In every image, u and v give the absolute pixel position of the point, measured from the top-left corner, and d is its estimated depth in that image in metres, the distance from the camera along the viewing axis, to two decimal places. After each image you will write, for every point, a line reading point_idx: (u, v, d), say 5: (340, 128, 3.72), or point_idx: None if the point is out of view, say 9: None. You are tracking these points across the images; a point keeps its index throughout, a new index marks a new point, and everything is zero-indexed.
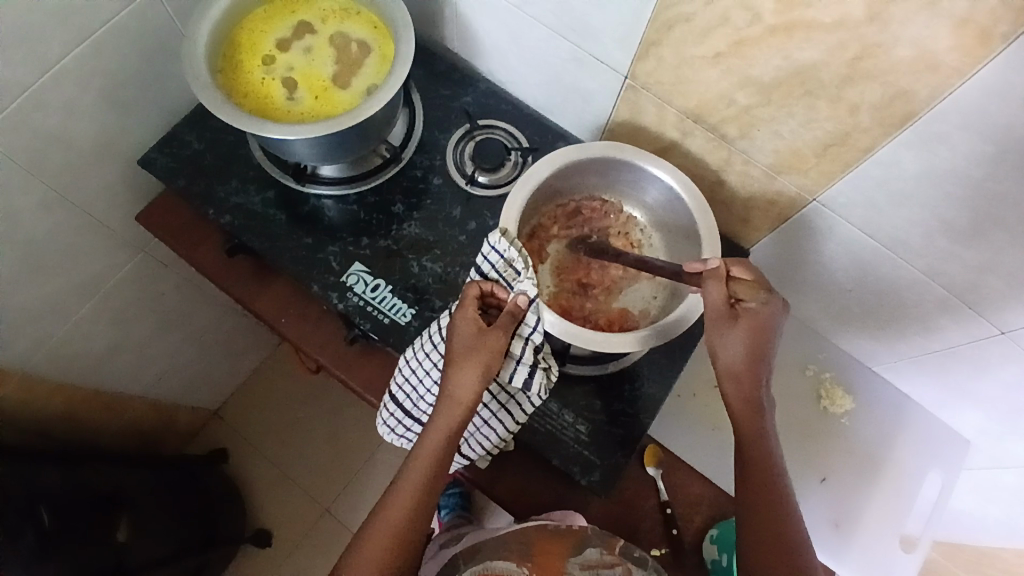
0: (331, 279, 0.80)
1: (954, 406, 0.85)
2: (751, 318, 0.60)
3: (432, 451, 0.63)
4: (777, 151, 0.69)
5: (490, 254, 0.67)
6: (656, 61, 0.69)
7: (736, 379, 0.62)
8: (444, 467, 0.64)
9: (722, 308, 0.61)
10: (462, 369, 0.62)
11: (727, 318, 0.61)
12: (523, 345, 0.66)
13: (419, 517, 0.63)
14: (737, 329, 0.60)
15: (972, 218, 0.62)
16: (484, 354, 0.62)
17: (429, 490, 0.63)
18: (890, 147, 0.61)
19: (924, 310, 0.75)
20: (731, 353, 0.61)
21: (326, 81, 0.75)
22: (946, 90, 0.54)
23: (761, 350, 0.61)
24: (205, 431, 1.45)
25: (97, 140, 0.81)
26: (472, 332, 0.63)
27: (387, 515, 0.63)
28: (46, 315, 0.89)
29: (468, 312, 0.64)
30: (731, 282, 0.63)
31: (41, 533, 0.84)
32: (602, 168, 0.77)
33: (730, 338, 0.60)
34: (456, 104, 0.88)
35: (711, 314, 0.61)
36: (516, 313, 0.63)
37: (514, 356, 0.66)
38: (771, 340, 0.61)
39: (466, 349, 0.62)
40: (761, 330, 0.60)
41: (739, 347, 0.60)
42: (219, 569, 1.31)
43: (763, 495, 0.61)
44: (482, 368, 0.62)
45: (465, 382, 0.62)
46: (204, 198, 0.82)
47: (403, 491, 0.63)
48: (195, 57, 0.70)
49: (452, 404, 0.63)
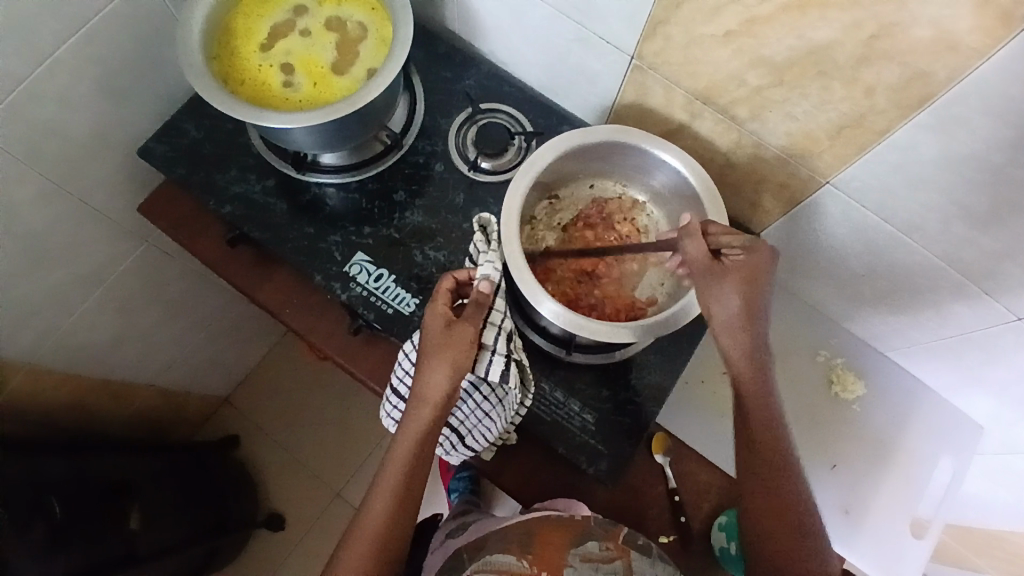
0: (333, 269, 0.79)
1: (969, 392, 0.84)
2: (742, 268, 0.61)
3: (404, 452, 0.63)
4: (789, 133, 0.67)
5: (474, 243, 0.67)
6: (664, 41, 0.66)
7: (734, 339, 0.62)
8: (418, 466, 0.64)
9: (711, 264, 0.63)
10: (431, 367, 0.61)
11: (717, 273, 0.62)
12: (496, 334, 0.65)
13: (398, 521, 0.63)
14: (729, 284, 0.61)
15: (991, 203, 0.60)
16: (453, 350, 0.61)
17: (404, 493, 0.63)
18: (906, 130, 0.59)
19: (940, 296, 0.73)
20: (726, 309, 0.62)
21: (324, 67, 0.73)
22: (966, 71, 0.51)
23: (754, 304, 0.62)
24: (215, 417, 1.46)
25: (96, 130, 0.79)
26: (441, 327, 0.62)
27: (367, 521, 0.63)
28: (52, 307, 0.89)
29: (437, 307, 0.63)
30: (717, 237, 0.65)
31: (51, 524, 0.85)
32: (608, 153, 0.75)
33: (725, 295, 0.61)
34: (458, 88, 0.86)
35: (703, 271, 0.63)
36: (482, 301, 0.62)
37: (487, 347, 0.65)
38: (763, 294, 0.61)
39: (436, 344, 0.61)
40: (755, 283, 0.61)
41: (734, 302, 0.61)
42: (233, 552, 1.33)
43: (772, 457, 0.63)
44: (452, 365, 0.61)
45: (436, 380, 0.61)
46: (204, 187, 0.81)
47: (381, 495, 0.63)
48: (190, 44, 0.68)
49: (423, 403, 0.62)
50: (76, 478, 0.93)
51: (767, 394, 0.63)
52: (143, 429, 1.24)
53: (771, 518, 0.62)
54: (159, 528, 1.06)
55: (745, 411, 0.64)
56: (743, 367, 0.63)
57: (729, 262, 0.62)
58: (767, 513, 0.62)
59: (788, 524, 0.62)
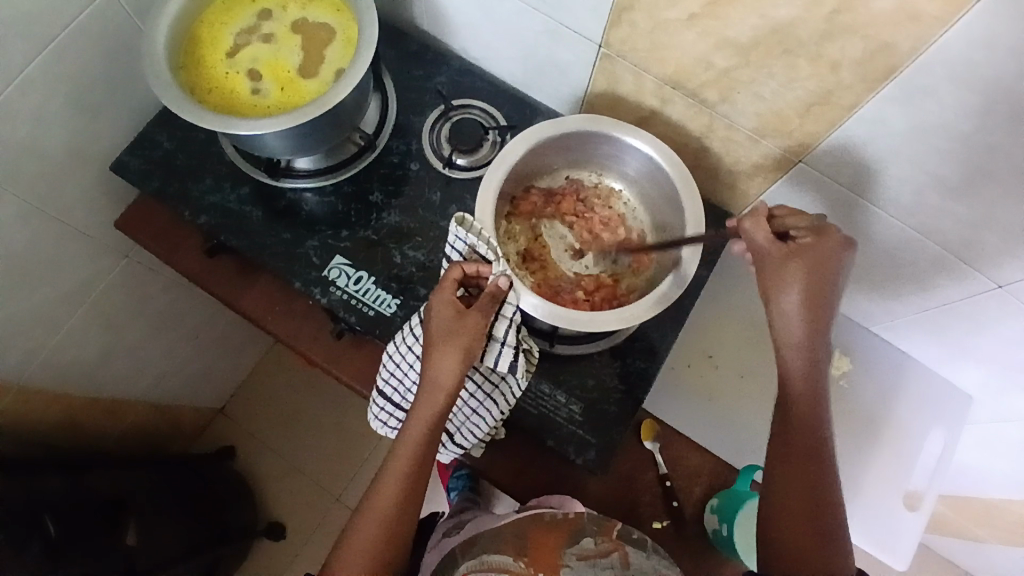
0: (313, 274, 0.79)
1: (955, 363, 0.84)
2: (810, 255, 0.59)
3: (414, 440, 0.63)
4: (760, 114, 0.67)
5: (457, 237, 0.65)
6: (630, 28, 0.66)
7: (790, 330, 0.60)
8: (428, 451, 0.64)
9: (774, 246, 0.60)
10: (442, 354, 0.61)
11: (780, 256, 0.60)
12: (507, 326, 0.64)
13: (408, 507, 0.63)
14: (795, 266, 0.59)
15: (963, 171, 0.60)
16: (465, 337, 0.61)
17: (415, 481, 0.63)
18: (874, 104, 0.58)
19: (920, 268, 0.73)
20: (788, 296, 0.60)
21: (291, 71, 0.73)
22: (928, 41, 0.51)
23: (819, 295, 0.59)
24: (211, 429, 1.46)
25: (66, 148, 0.79)
26: (451, 315, 0.62)
27: (376, 505, 0.63)
28: (35, 327, 0.88)
29: (446, 294, 0.63)
30: (781, 220, 0.62)
31: (48, 544, 0.85)
32: (581, 143, 0.75)
33: (788, 279, 0.59)
34: (429, 85, 0.86)
35: (763, 253, 0.61)
36: (497, 295, 0.63)
37: (497, 338, 0.65)
38: (831, 277, 0.59)
39: (448, 331, 0.61)
40: (823, 269, 0.59)
41: (796, 290, 0.59)
42: (237, 562, 1.33)
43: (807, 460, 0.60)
44: (463, 351, 0.61)
45: (447, 367, 0.61)
46: (179, 199, 0.81)
47: (390, 480, 0.63)
48: (154, 55, 0.67)
49: (434, 389, 0.62)
50: (71, 496, 0.93)
51: (819, 396, 0.61)
52: (138, 445, 1.24)
53: (800, 522, 0.59)
54: (159, 542, 1.06)
55: (793, 410, 0.61)
56: (800, 363, 0.60)
57: (795, 245, 0.60)
58: (790, 513, 0.59)
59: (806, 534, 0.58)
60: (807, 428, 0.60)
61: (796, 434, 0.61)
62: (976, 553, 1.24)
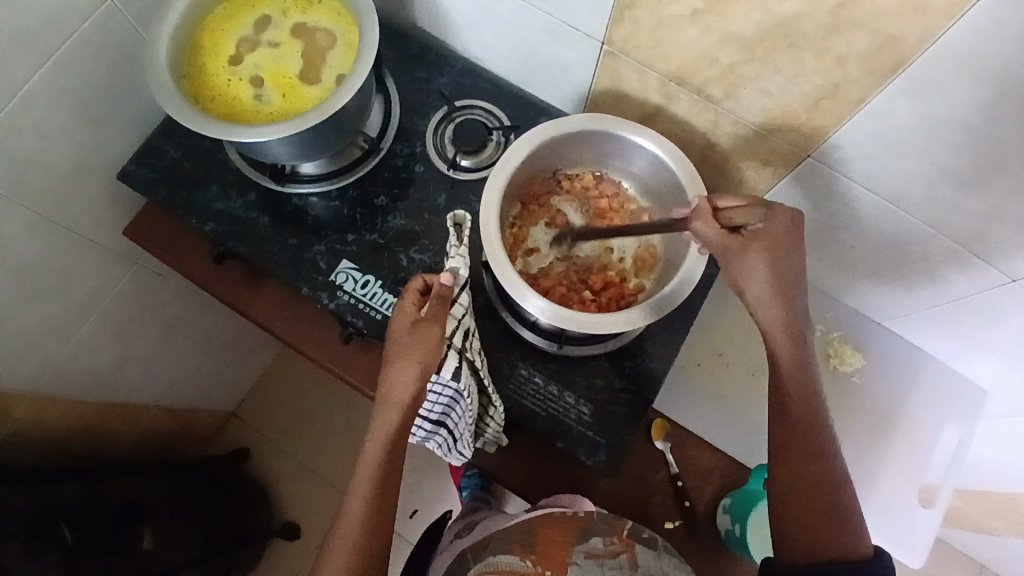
0: (320, 280, 0.79)
1: (969, 357, 0.82)
2: (765, 239, 0.60)
3: (373, 459, 0.63)
4: (766, 109, 0.66)
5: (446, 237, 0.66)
6: (632, 25, 0.65)
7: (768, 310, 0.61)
8: (393, 466, 0.64)
9: (728, 240, 0.61)
10: (396, 369, 0.61)
11: (737, 248, 0.60)
12: (456, 327, 0.64)
13: (377, 526, 0.63)
14: (753, 257, 0.60)
15: (974, 165, 0.58)
16: (417, 350, 0.60)
17: (379, 497, 0.63)
18: (883, 97, 0.57)
19: (932, 263, 0.72)
20: (754, 281, 0.60)
21: (293, 77, 0.73)
22: (937, 33, 0.50)
23: (786, 276, 0.60)
24: (225, 432, 1.48)
25: (73, 158, 0.80)
26: (405, 327, 0.61)
27: (344, 530, 0.63)
28: (49, 336, 0.89)
29: (404, 306, 0.62)
30: (724, 212, 0.62)
31: (65, 550, 0.86)
32: (586, 142, 0.74)
33: (750, 269, 0.60)
34: (432, 87, 0.86)
35: (721, 249, 0.61)
36: (443, 295, 0.61)
37: (450, 341, 0.64)
38: (787, 256, 0.60)
39: (402, 345, 0.61)
40: (777, 248, 0.60)
41: (762, 272, 0.60)
42: (252, 564, 1.34)
43: (804, 440, 0.62)
44: (414, 366, 0.60)
45: (400, 383, 0.61)
46: (186, 207, 0.81)
47: (356, 500, 0.63)
48: (156, 65, 0.68)
49: (390, 406, 0.62)
50: (86, 503, 0.94)
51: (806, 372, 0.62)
52: (152, 449, 1.25)
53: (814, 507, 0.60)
54: (173, 544, 1.07)
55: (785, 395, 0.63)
56: (784, 340, 0.62)
57: (748, 235, 0.61)
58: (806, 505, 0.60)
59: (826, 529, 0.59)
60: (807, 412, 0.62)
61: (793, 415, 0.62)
62: (995, 546, 1.23)
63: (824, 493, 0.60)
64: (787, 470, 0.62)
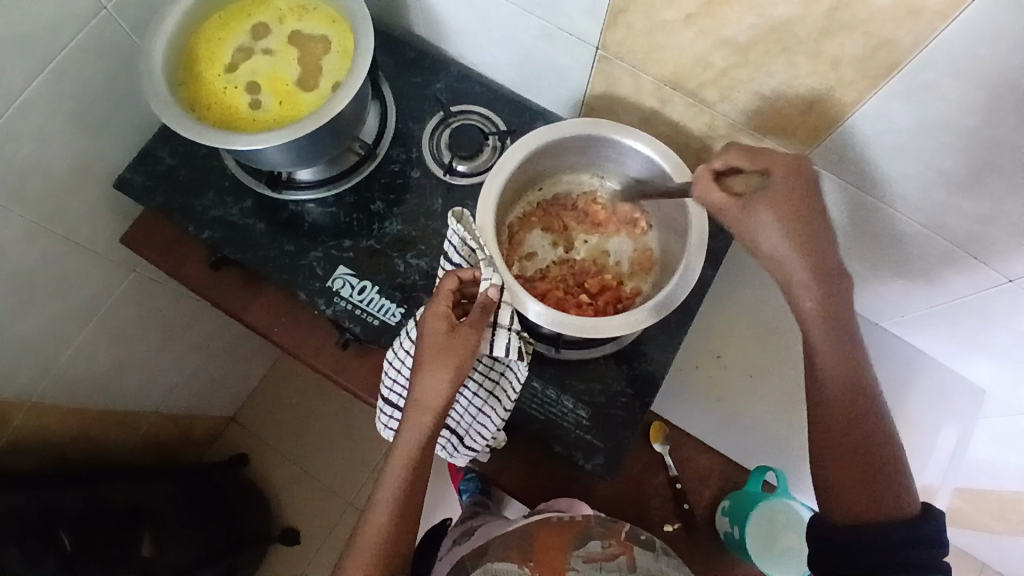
0: (316, 285, 0.79)
1: (966, 357, 0.83)
2: (770, 194, 0.59)
3: (403, 462, 0.63)
4: (761, 112, 0.66)
5: (455, 235, 0.65)
6: (627, 30, 0.65)
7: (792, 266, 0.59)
8: (422, 468, 0.64)
9: (730, 201, 0.61)
10: (431, 373, 0.61)
11: (741, 207, 0.60)
12: (511, 312, 0.64)
13: (403, 528, 0.63)
14: (764, 212, 0.59)
15: (968, 166, 0.59)
16: (454, 356, 0.61)
17: (407, 500, 0.63)
18: (877, 99, 0.57)
19: (928, 264, 0.72)
20: (770, 239, 0.59)
21: (289, 84, 0.73)
22: (929, 36, 0.50)
23: (799, 223, 0.59)
24: (223, 437, 1.47)
25: (70, 166, 0.80)
26: (442, 331, 0.61)
27: (368, 531, 0.63)
28: (47, 343, 0.89)
29: (437, 308, 0.62)
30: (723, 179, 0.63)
31: (63, 557, 0.86)
32: (581, 146, 0.74)
33: (764, 227, 0.59)
34: (428, 92, 0.86)
35: (726, 212, 0.61)
36: (488, 305, 0.62)
37: (502, 325, 0.64)
38: (800, 204, 0.59)
39: (438, 349, 0.61)
40: (787, 202, 0.59)
41: (773, 229, 0.59)
42: (251, 569, 1.34)
43: (841, 399, 0.57)
44: (452, 370, 0.61)
45: (435, 387, 0.61)
46: (183, 214, 0.81)
47: (382, 501, 0.63)
48: (152, 73, 0.68)
49: (422, 409, 0.62)
50: (87, 510, 0.94)
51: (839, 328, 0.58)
52: (150, 455, 1.25)
53: (858, 472, 0.56)
54: (172, 551, 1.07)
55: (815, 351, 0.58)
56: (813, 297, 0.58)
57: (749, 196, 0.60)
58: (850, 471, 0.56)
59: (873, 491, 0.55)
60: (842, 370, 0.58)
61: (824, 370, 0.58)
62: (993, 545, 1.23)
63: (863, 450, 0.56)
64: (826, 426, 0.58)
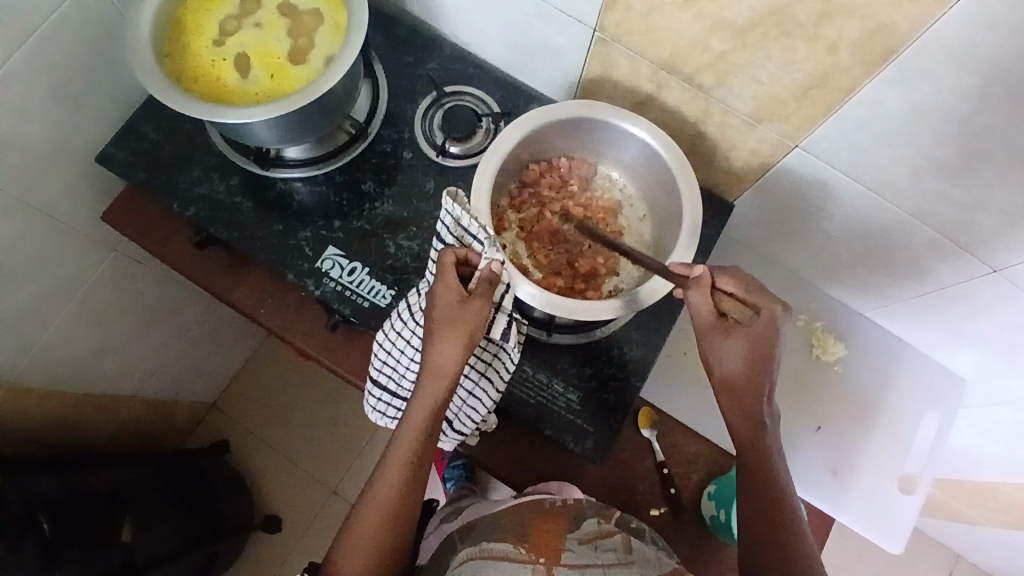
0: (305, 266, 0.77)
1: (947, 346, 0.84)
2: (747, 331, 0.61)
3: (416, 426, 0.62)
4: (756, 98, 0.66)
5: (448, 215, 0.62)
6: (624, 11, 0.65)
7: (736, 392, 0.62)
8: (434, 434, 0.64)
9: (714, 323, 0.61)
10: (444, 341, 0.61)
11: (720, 331, 0.61)
12: (506, 292, 0.63)
13: (414, 492, 0.63)
14: (731, 342, 0.61)
15: (960, 154, 0.59)
16: (467, 323, 0.60)
17: (419, 465, 0.63)
18: (873, 86, 0.58)
19: (915, 253, 0.73)
20: (726, 364, 0.62)
21: (280, 57, 0.71)
22: (927, 22, 0.50)
23: (761, 364, 0.61)
24: (204, 424, 1.45)
25: (49, 140, 0.77)
26: (455, 300, 0.61)
27: (379, 494, 0.63)
28: (25, 323, 0.87)
29: (449, 278, 0.61)
30: (719, 297, 0.63)
31: (43, 541, 0.84)
32: (576, 129, 0.74)
33: (723, 352, 0.61)
34: (420, 72, 0.85)
35: (704, 329, 0.62)
36: (494, 279, 0.61)
37: (496, 303, 0.63)
38: (771, 351, 0.61)
39: (451, 318, 0.60)
40: (758, 344, 0.61)
41: (736, 361, 0.61)
42: (232, 556, 1.32)
43: (765, 499, 0.63)
44: (466, 339, 0.60)
45: (449, 353, 0.61)
46: (167, 191, 0.79)
47: (394, 466, 0.63)
48: (138, 43, 0.66)
49: (437, 376, 0.62)
50: (68, 495, 0.92)
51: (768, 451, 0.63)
52: (129, 441, 1.22)
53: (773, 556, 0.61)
54: (153, 537, 1.05)
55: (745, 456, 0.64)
56: (742, 419, 0.63)
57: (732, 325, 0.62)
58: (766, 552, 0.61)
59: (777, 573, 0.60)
60: (762, 474, 0.63)
61: (747, 475, 0.64)
62: (970, 533, 1.27)
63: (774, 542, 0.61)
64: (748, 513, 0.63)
